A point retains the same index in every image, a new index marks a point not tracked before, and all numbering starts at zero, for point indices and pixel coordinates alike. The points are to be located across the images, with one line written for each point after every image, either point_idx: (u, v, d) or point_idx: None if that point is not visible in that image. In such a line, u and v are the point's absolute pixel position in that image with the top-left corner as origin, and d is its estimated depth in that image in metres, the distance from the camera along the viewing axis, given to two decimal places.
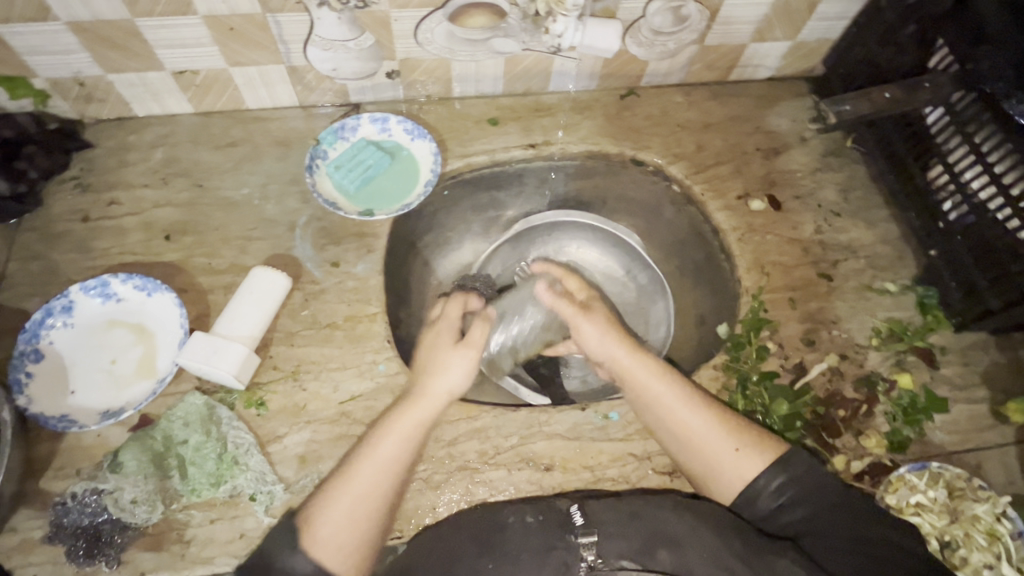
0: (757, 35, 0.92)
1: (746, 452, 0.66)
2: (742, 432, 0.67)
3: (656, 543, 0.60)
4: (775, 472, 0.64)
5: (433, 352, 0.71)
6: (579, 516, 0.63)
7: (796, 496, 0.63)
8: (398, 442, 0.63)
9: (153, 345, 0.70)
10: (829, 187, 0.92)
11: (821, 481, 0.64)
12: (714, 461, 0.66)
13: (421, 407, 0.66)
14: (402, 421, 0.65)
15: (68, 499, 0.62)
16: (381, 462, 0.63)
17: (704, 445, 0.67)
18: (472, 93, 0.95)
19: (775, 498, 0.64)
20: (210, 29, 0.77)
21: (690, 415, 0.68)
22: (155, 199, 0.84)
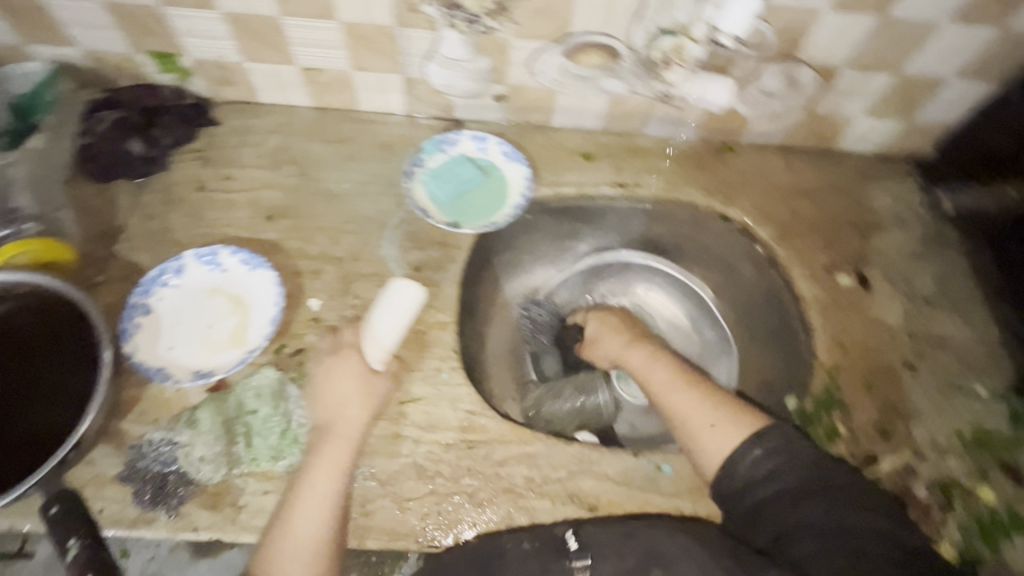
0: (869, 109, 0.90)
1: (722, 427, 0.69)
2: (722, 408, 0.71)
3: (649, 564, 0.61)
4: (753, 445, 0.66)
5: (331, 378, 0.70)
6: (575, 539, 0.64)
7: (781, 471, 0.64)
8: (318, 487, 0.63)
9: (247, 316, 0.75)
10: (924, 274, 0.88)
11: (802, 454, 0.65)
12: (693, 433, 0.70)
13: (340, 446, 0.66)
14: (329, 458, 0.65)
15: (144, 444, 0.67)
16: (320, 504, 0.63)
17: (687, 418, 0.72)
18: (570, 125, 0.98)
19: (754, 471, 0.65)
20: (345, 35, 0.83)
21: (678, 395, 0.74)
22: (265, 180, 0.90)
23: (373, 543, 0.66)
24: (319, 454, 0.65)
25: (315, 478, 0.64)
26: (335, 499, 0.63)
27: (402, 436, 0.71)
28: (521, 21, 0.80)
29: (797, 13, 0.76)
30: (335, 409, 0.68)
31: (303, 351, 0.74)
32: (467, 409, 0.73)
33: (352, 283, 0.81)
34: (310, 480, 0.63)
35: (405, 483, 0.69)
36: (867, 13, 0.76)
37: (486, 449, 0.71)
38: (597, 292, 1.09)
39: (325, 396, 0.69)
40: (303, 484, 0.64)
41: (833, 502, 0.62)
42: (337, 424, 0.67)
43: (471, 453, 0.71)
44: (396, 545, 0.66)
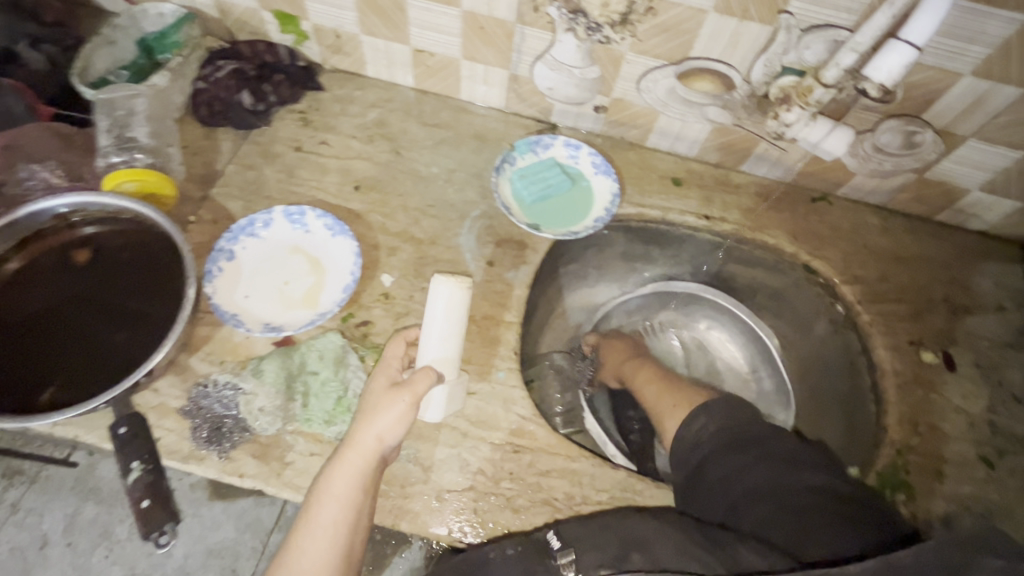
0: (986, 184, 0.85)
1: (679, 407, 0.78)
2: (682, 396, 0.80)
3: (630, 548, 0.59)
4: (696, 416, 0.72)
5: (365, 398, 0.66)
6: (556, 539, 0.61)
7: (712, 437, 0.68)
8: (335, 490, 0.61)
9: (323, 280, 0.77)
10: (1015, 367, 0.83)
11: (733, 417, 0.69)
12: (660, 419, 0.80)
13: (347, 469, 0.62)
14: (333, 486, 0.61)
15: (209, 385, 0.69)
16: (329, 532, 0.60)
17: (659, 408, 0.82)
18: (664, 148, 0.96)
19: (697, 445, 0.69)
20: (464, 23, 0.84)
21: (655, 393, 0.84)
22: (358, 151, 0.92)
23: (406, 526, 0.66)
24: (329, 477, 0.62)
25: (321, 505, 0.61)
26: (340, 524, 0.60)
27: (452, 427, 0.71)
28: (642, 36, 0.79)
29: (936, 72, 0.73)
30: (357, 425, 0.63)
31: (369, 324, 0.76)
32: (519, 413, 0.72)
33: (426, 266, 0.82)
34: (317, 508, 0.61)
35: (447, 474, 0.68)
36: (1014, 84, 0.71)
37: (531, 457, 0.70)
38: (656, 319, 1.09)
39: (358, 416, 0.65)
40: (312, 509, 0.61)
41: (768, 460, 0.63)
42: (348, 448, 0.62)
43: (515, 458, 0.70)
44: (428, 533, 0.66)
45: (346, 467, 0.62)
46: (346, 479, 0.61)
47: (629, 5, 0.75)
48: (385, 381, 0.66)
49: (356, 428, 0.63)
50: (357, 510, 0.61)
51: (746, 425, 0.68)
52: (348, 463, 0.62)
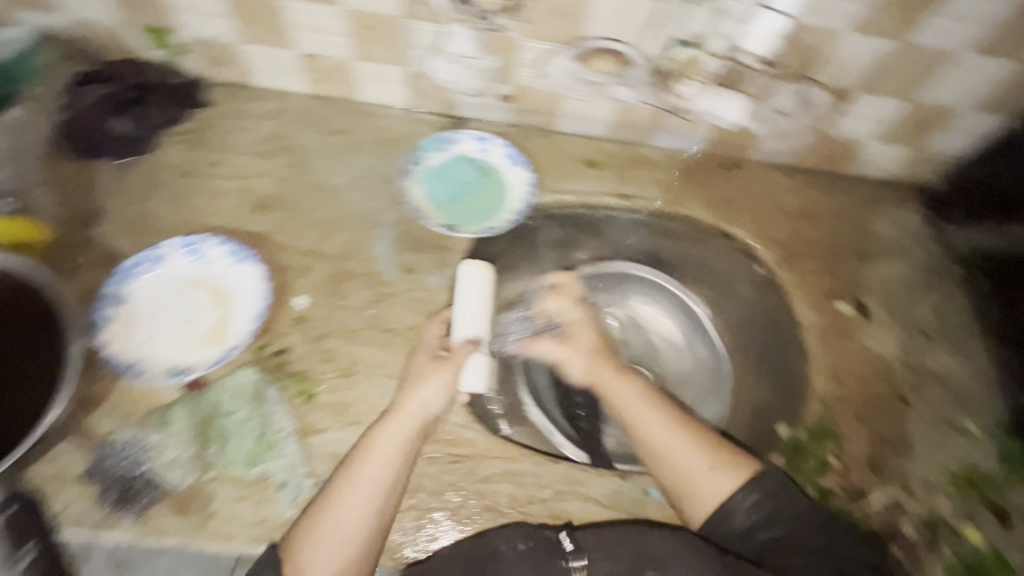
0: (881, 135, 0.89)
1: (720, 468, 0.67)
2: (715, 448, 0.69)
3: (642, 565, 0.61)
4: (747, 491, 0.66)
5: (415, 364, 0.70)
6: (571, 542, 0.64)
7: (771, 510, 0.65)
8: (383, 451, 0.63)
9: (229, 312, 0.72)
10: (923, 306, 0.87)
11: (793, 495, 0.66)
12: (689, 478, 0.67)
13: (394, 432, 0.64)
14: (378, 445, 0.63)
15: (112, 443, 0.65)
16: (367, 490, 0.61)
17: (669, 454, 0.69)
18: (575, 131, 0.95)
19: (750, 514, 0.65)
20: (348, 23, 0.80)
21: (666, 434, 0.71)
22: (256, 169, 0.87)
23: None
24: (374, 437, 0.64)
25: (364, 462, 0.62)
26: (379, 483, 0.61)
27: None
28: (533, 21, 0.77)
29: (817, 34, 0.74)
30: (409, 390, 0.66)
31: (286, 352, 0.72)
32: (454, 421, 0.71)
33: (342, 283, 0.78)
34: (360, 463, 0.62)
35: None
36: (888, 39, 0.74)
37: (470, 464, 0.69)
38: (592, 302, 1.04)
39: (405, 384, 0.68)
40: (354, 463, 0.62)
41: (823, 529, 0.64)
42: (398, 413, 0.65)
43: (455, 468, 0.69)
44: None
45: (393, 429, 0.64)
46: (391, 440, 0.63)
47: None
48: (426, 353, 0.70)
49: (405, 393, 0.66)
50: (397, 472, 0.62)
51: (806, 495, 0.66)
52: (396, 425, 0.64)
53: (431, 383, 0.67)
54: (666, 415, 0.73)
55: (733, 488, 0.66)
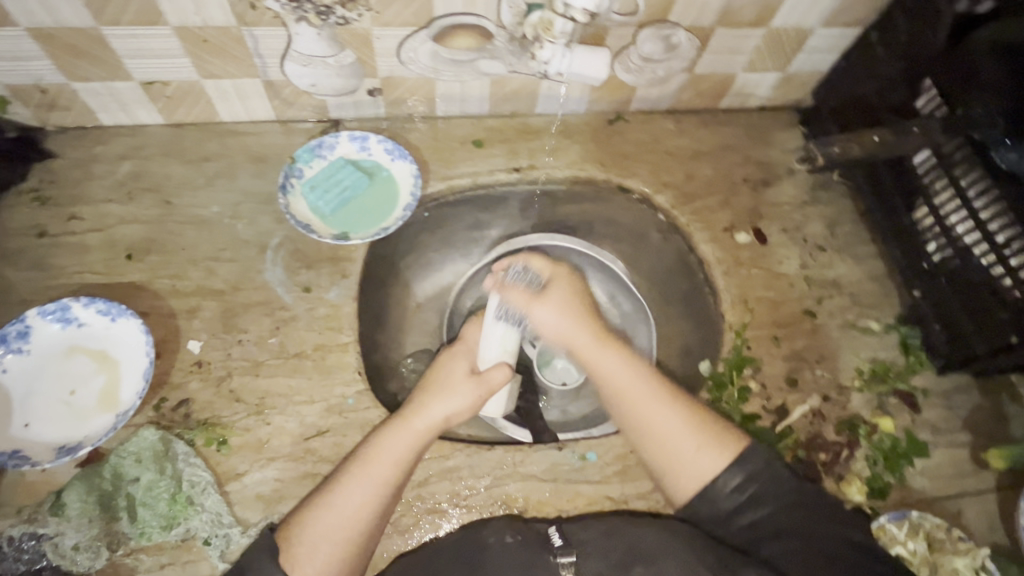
0: (748, 65, 0.91)
1: (706, 450, 0.66)
2: (706, 428, 0.67)
3: (632, 559, 0.60)
4: (733, 471, 0.65)
5: (446, 374, 0.76)
6: (559, 536, 0.63)
7: (756, 492, 0.64)
8: (398, 454, 0.65)
9: (117, 375, 0.67)
10: (815, 220, 0.91)
11: (778, 477, 0.64)
12: (675, 457, 0.66)
13: (409, 434, 0.67)
14: (392, 446, 0.65)
15: (3, 543, 0.60)
16: (373, 485, 0.63)
17: (657, 430, 0.68)
18: (456, 113, 0.93)
19: (735, 496, 0.64)
20: (182, 41, 0.74)
21: (658, 410, 0.69)
22: (120, 215, 0.80)
23: None
24: (387, 436, 0.66)
25: (377, 459, 0.64)
26: (388, 484, 0.63)
27: (313, 475, 0.67)
28: (379, 8, 0.73)
29: None
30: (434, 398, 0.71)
31: (188, 402, 0.68)
32: None
33: (237, 316, 0.74)
34: (370, 461, 0.64)
35: None
36: None
37: None
38: None
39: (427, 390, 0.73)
40: (364, 460, 0.64)
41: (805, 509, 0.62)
42: (418, 418, 0.68)
43: None
44: None
45: (411, 433, 0.67)
46: (407, 441, 0.66)
47: None
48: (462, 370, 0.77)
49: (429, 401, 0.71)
50: (405, 472, 0.65)
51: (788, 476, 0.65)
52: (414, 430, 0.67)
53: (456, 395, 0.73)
54: (656, 389, 0.71)
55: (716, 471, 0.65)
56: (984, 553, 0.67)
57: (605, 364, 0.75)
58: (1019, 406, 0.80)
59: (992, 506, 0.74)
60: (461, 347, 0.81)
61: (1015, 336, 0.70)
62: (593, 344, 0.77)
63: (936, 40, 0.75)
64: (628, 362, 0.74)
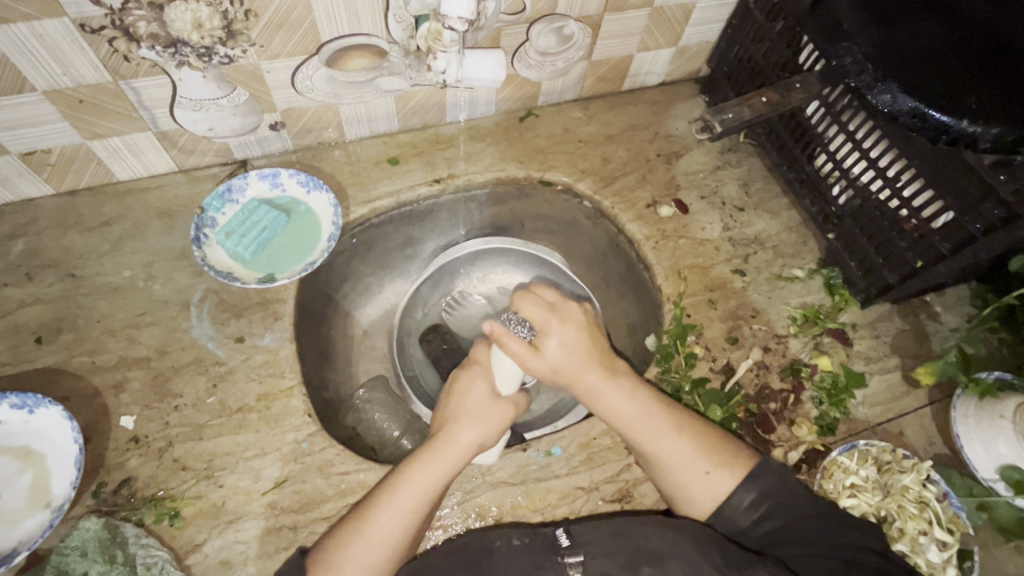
0: (641, 45, 0.93)
1: (718, 471, 0.66)
2: (721, 451, 0.68)
3: (640, 560, 0.61)
4: (748, 488, 0.65)
5: (462, 402, 0.72)
6: (566, 537, 0.64)
7: (770, 508, 0.64)
8: (426, 483, 0.64)
9: (44, 468, 0.63)
10: (729, 183, 0.95)
11: (793, 492, 0.65)
12: (689, 484, 0.66)
13: (439, 463, 0.66)
14: (421, 476, 0.64)
15: None
16: (400, 515, 0.62)
17: (669, 456, 0.67)
18: (366, 133, 0.91)
19: (752, 513, 0.65)
20: (56, 104, 0.69)
21: (667, 440, 0.68)
22: (21, 297, 0.75)
23: None
24: (416, 466, 0.65)
25: (405, 487, 0.63)
26: (416, 513, 0.62)
27: (278, 528, 0.64)
28: (262, 41, 0.71)
29: None
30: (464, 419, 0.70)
31: (130, 481, 0.65)
32: (340, 473, 0.68)
33: (169, 381, 0.71)
34: (401, 491, 0.63)
35: None
36: None
37: None
38: (455, 290, 1.04)
39: (457, 413, 0.71)
40: (392, 489, 0.63)
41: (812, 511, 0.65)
42: (450, 446, 0.67)
43: None
44: None
45: (439, 462, 0.66)
46: (435, 470, 0.65)
47: (223, 15, 0.67)
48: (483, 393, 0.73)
49: (456, 429, 0.69)
50: (434, 501, 0.64)
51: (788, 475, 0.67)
52: (444, 460, 0.66)
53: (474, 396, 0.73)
54: (667, 421, 0.69)
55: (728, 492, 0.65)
56: (927, 466, 0.72)
57: (607, 395, 0.71)
58: (936, 323, 0.86)
59: (928, 420, 0.79)
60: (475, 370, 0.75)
61: (918, 262, 0.75)
62: (598, 379, 0.72)
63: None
64: (629, 393, 0.71)
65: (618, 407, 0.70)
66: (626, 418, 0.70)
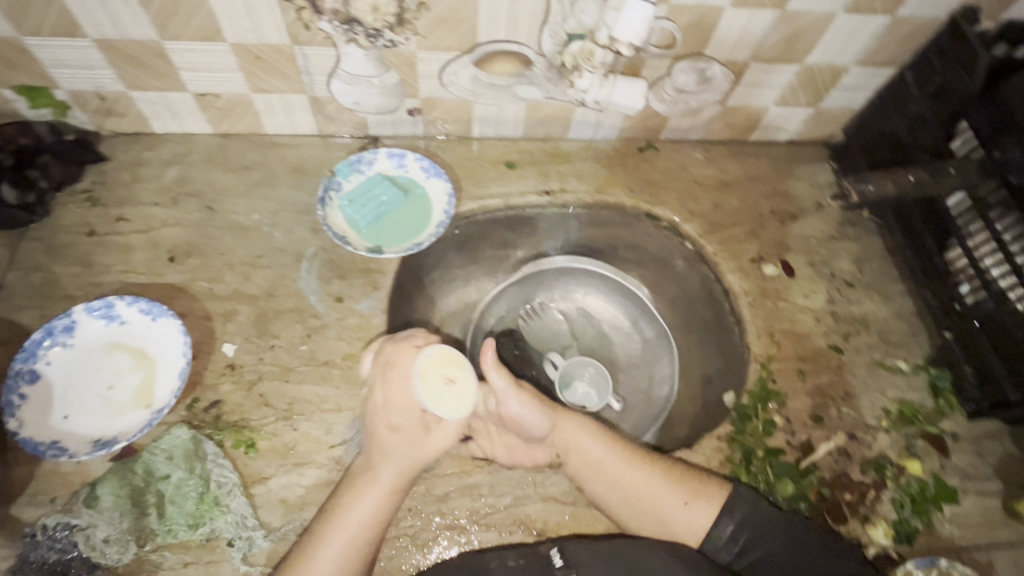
0: (780, 100, 0.92)
1: (695, 504, 0.69)
2: (689, 481, 0.70)
3: None
4: (724, 521, 0.68)
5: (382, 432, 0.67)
6: (560, 557, 0.64)
7: (749, 541, 0.67)
8: (366, 512, 0.63)
9: (153, 371, 0.69)
10: (842, 257, 0.91)
11: (762, 514, 0.68)
12: (667, 517, 0.69)
13: (377, 492, 0.64)
14: (359, 506, 0.63)
15: (37, 532, 0.61)
16: (344, 545, 0.61)
17: (645, 496, 0.70)
18: (491, 134, 0.95)
19: (732, 546, 0.68)
20: (237, 56, 0.77)
21: (631, 475, 0.71)
22: (164, 218, 0.83)
23: None
24: (358, 498, 0.63)
25: (346, 518, 0.62)
26: (363, 543, 0.62)
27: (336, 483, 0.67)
28: (425, 32, 0.76)
29: (702, 11, 0.76)
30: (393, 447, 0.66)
31: (219, 404, 0.70)
32: None
33: (271, 322, 0.76)
34: (343, 521, 0.62)
35: None
36: (769, 8, 0.76)
37: (425, 485, 0.70)
38: (536, 300, 1.05)
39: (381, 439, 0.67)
40: (332, 520, 0.62)
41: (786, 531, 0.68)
42: (383, 469, 0.65)
43: (413, 492, 0.69)
44: None
45: (373, 491, 0.64)
46: (369, 498, 0.63)
47: (399, 4, 0.72)
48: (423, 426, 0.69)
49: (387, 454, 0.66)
50: (381, 528, 0.63)
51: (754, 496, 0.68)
52: (379, 485, 0.64)
53: (397, 438, 0.67)
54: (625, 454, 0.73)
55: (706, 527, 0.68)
56: None
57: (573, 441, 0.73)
58: None
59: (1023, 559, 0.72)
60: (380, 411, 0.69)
61: None
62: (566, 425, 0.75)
63: (972, 80, 0.76)
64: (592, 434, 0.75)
65: (582, 447, 0.73)
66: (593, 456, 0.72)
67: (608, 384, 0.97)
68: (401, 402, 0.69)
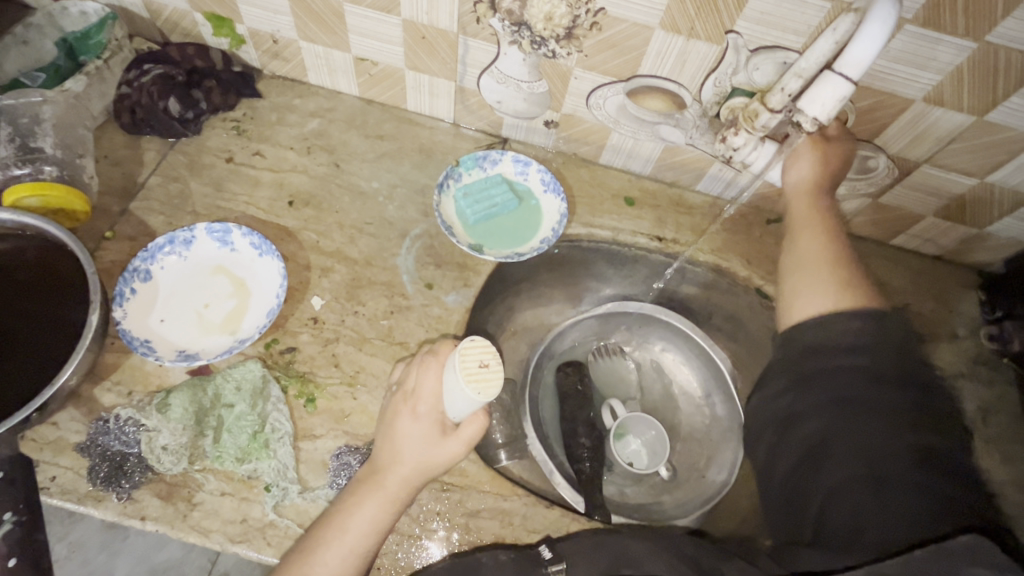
0: (941, 211, 0.83)
1: (843, 291, 0.70)
2: (853, 279, 0.71)
3: (621, 564, 0.62)
4: (853, 315, 0.67)
5: (394, 430, 0.64)
6: (549, 551, 0.63)
7: (866, 346, 0.64)
8: (365, 523, 0.59)
9: (246, 302, 0.73)
10: (967, 398, 0.81)
11: (891, 355, 0.64)
12: (812, 292, 0.71)
13: (380, 500, 0.60)
14: (360, 517, 0.59)
15: (110, 420, 0.65)
16: (343, 556, 0.58)
17: (807, 263, 0.74)
18: (618, 165, 0.93)
19: (848, 333, 0.66)
20: (405, 33, 0.80)
21: (808, 237, 0.75)
22: (295, 164, 0.87)
23: None
24: (357, 506, 0.60)
25: (345, 526, 0.59)
26: (364, 553, 0.59)
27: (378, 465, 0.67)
28: (589, 52, 0.75)
29: (884, 97, 0.70)
30: (404, 447, 0.62)
31: (294, 351, 0.72)
32: None
33: (361, 289, 0.78)
34: (341, 529, 0.59)
35: None
36: (967, 112, 0.69)
37: (461, 494, 0.68)
38: (611, 340, 1.01)
39: (392, 444, 0.63)
40: (334, 525, 0.59)
41: (902, 435, 0.58)
42: (389, 476, 0.61)
43: (444, 496, 0.68)
44: None
45: (376, 500, 0.60)
46: (371, 507, 0.60)
47: (574, 18, 0.71)
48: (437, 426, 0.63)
49: (392, 460, 0.62)
50: (381, 538, 0.60)
51: (903, 369, 0.63)
52: (383, 492, 0.61)
53: (414, 430, 0.63)
54: (818, 222, 0.75)
55: (842, 307, 0.68)
56: None
57: (807, 203, 0.76)
58: None
59: None
60: (406, 397, 0.65)
61: None
62: (809, 185, 0.76)
63: None
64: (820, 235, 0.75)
65: (811, 210, 0.76)
66: (801, 210, 0.77)
67: (661, 444, 0.92)
68: (431, 389, 0.63)
